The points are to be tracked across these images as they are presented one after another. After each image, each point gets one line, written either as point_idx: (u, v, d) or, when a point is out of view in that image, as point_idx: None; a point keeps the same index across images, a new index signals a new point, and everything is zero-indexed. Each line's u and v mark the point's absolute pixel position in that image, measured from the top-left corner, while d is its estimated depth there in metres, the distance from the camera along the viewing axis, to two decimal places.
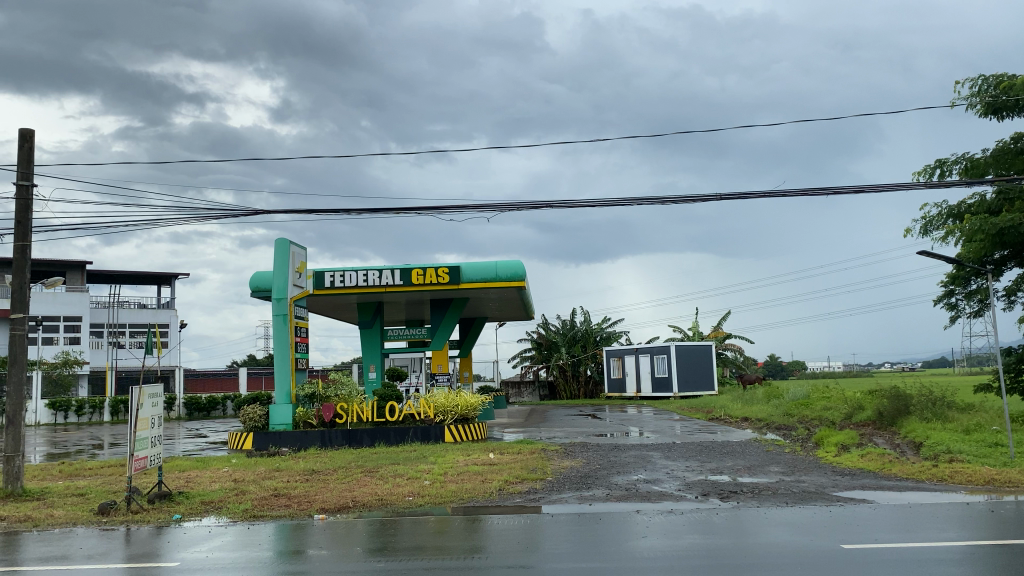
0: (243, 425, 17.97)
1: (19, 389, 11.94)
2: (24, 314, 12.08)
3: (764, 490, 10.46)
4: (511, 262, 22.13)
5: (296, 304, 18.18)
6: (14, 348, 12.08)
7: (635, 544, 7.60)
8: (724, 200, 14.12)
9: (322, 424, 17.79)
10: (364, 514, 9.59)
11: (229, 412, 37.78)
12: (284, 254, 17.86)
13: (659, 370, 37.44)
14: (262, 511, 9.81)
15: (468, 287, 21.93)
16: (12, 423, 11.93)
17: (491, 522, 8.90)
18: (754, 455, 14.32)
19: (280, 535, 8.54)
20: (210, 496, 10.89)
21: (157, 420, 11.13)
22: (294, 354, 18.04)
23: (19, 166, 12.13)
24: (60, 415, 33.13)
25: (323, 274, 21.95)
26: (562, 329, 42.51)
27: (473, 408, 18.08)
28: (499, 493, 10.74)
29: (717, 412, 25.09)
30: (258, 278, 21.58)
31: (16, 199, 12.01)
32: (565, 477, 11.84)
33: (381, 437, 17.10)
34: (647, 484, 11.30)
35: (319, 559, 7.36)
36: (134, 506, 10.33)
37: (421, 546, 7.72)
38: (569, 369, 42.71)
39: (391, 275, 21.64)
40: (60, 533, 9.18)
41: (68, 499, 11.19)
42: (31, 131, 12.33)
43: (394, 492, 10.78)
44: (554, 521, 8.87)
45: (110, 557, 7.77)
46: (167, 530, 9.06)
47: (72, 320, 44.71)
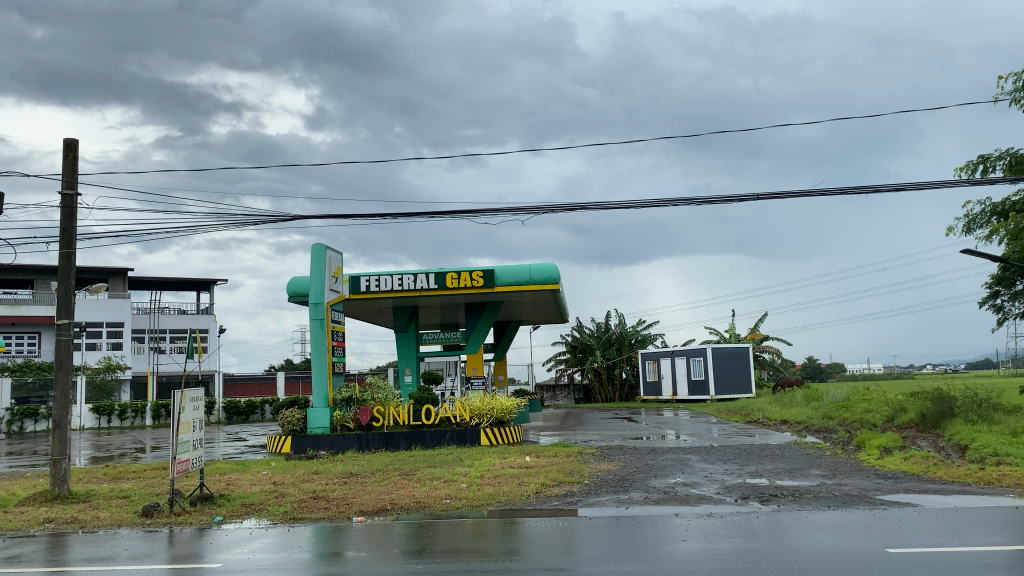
0: (281, 428, 18.15)
1: (65, 394, 12.23)
2: (69, 320, 12.32)
3: (805, 494, 10.31)
4: (544, 265, 22.13)
5: (333, 309, 18.37)
6: (61, 353, 12.32)
7: (674, 547, 7.54)
8: (761, 199, 14.04)
9: (359, 427, 17.99)
10: (402, 517, 9.64)
11: (267, 416, 38.24)
12: (321, 259, 18.04)
13: (695, 373, 37.15)
14: (301, 514, 9.90)
15: (502, 289, 21.96)
16: (58, 427, 12.16)
17: (528, 525, 8.89)
18: (794, 459, 14.08)
19: (319, 537, 8.63)
20: (250, 499, 11.05)
21: (199, 423, 11.30)
22: (331, 358, 18.21)
23: (65, 175, 12.42)
24: (104, 419, 33.86)
25: (359, 279, 22.07)
26: (597, 332, 42.47)
27: (508, 412, 18.08)
28: (535, 496, 10.71)
29: (754, 415, 24.79)
30: (295, 283, 21.85)
31: (61, 207, 12.28)
32: (603, 480, 11.87)
33: (418, 440, 17.22)
34: (685, 488, 11.17)
35: (356, 561, 7.42)
36: (177, 509, 10.47)
37: (459, 548, 7.76)
38: (604, 373, 42.40)
39: (425, 279, 21.77)
40: (104, 535, 9.35)
41: (113, 502, 11.39)
42: (76, 141, 12.62)
43: (431, 495, 10.80)
44: (591, 525, 8.79)
45: (154, 557, 7.94)
46: (209, 532, 9.23)
47: (114, 326, 45.58)
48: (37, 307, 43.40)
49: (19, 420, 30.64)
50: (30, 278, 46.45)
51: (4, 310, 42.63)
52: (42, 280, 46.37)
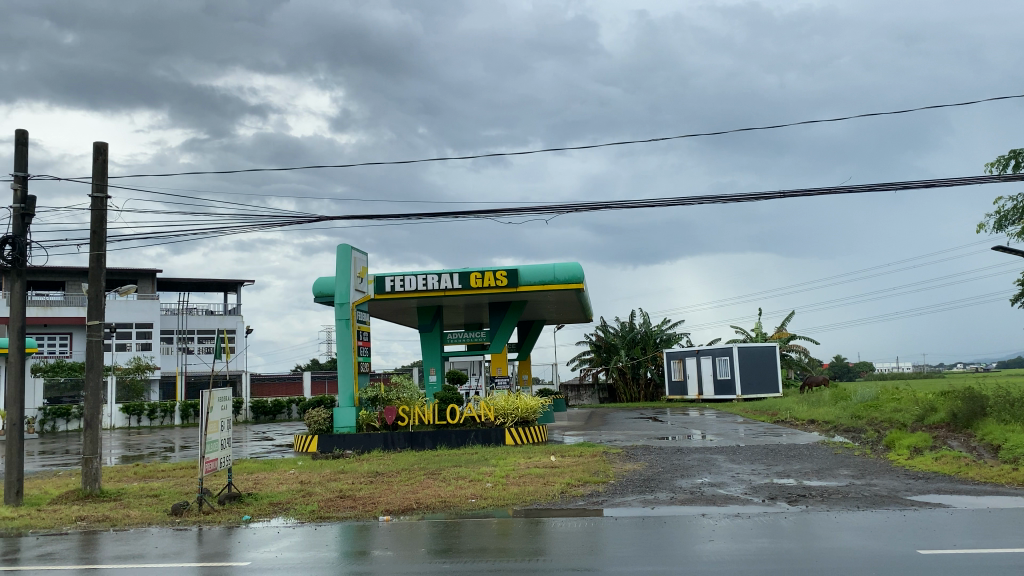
0: (308, 427, 18.28)
1: (96, 394, 12.40)
2: (100, 321, 12.49)
3: (834, 494, 10.21)
4: (568, 265, 22.07)
5: (358, 309, 18.48)
6: (92, 353, 12.50)
7: (701, 547, 7.50)
8: (787, 197, 13.93)
9: (385, 426, 18.08)
10: (427, 516, 9.66)
11: (293, 416, 38.53)
12: (346, 260, 18.16)
13: (721, 372, 36.90)
14: (328, 513, 9.97)
15: (526, 289, 21.95)
16: (90, 426, 12.34)
17: (554, 525, 8.88)
18: (823, 459, 13.93)
19: (346, 536, 8.68)
20: (278, 498, 11.13)
21: (227, 423, 11.41)
22: (357, 357, 18.33)
23: (95, 178, 12.60)
24: (134, 419, 34.27)
25: (384, 279, 22.16)
26: (621, 331, 42.31)
27: (533, 411, 18.04)
28: (560, 495, 10.70)
29: (781, 415, 24.56)
30: (321, 283, 22.01)
31: (91, 210, 12.46)
32: (629, 480, 11.81)
33: (443, 439, 17.27)
34: (712, 487, 11.11)
35: (383, 559, 7.45)
36: (205, 507, 10.59)
37: (484, 547, 7.76)
38: (628, 373, 42.24)
39: (449, 279, 21.84)
40: (135, 533, 9.49)
41: (142, 501, 11.51)
42: (106, 144, 12.80)
43: (457, 494, 10.83)
44: (616, 525, 8.77)
45: (184, 556, 8.02)
46: (237, 530, 9.31)
47: (143, 327, 46.17)
48: (68, 309, 44.05)
49: (52, 419, 31.10)
50: (62, 280, 47.17)
51: (36, 311, 43.32)
52: (73, 282, 47.09)
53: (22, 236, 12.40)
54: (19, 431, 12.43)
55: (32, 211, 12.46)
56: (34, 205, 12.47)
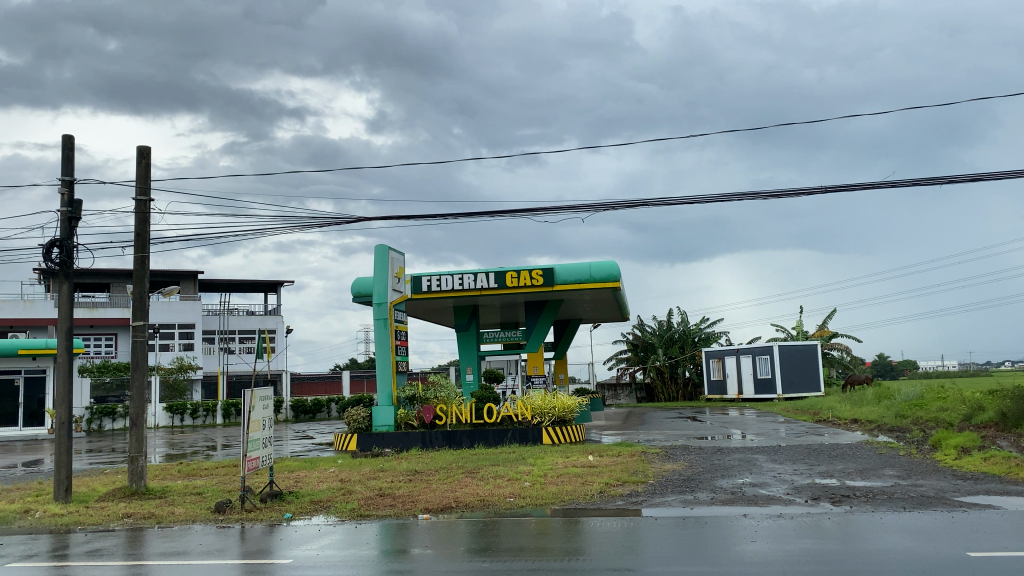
0: (347, 426, 18.44)
1: (141, 393, 12.63)
2: (144, 322, 12.73)
3: (879, 495, 10.02)
4: (604, 263, 21.93)
5: (396, 308, 18.60)
6: (137, 354, 12.74)
7: (743, 548, 7.40)
8: (829, 192, 13.69)
9: (423, 425, 18.17)
10: (466, 515, 9.67)
11: (333, 415, 38.92)
12: (383, 260, 18.28)
13: (761, 371, 36.48)
14: (368, 511, 10.05)
15: (563, 288, 21.90)
16: (135, 425, 12.57)
17: (592, 524, 8.84)
18: (867, 459, 13.68)
19: (385, 534, 8.73)
20: (318, 496, 11.24)
21: (268, 422, 11.56)
22: (394, 357, 18.43)
23: (138, 181, 12.83)
24: (177, 418, 34.86)
25: (420, 279, 22.26)
26: (659, 330, 41.99)
27: (571, 410, 17.98)
28: (600, 495, 10.66)
29: (824, 414, 24.21)
30: (358, 284, 22.18)
31: (135, 213, 12.70)
32: (669, 480, 11.71)
33: (480, 438, 17.30)
34: (753, 487, 10.99)
35: (422, 557, 7.48)
36: (248, 505, 10.74)
37: (523, 547, 7.74)
38: (666, 372, 41.96)
39: (485, 278, 21.87)
40: (179, 530, 9.65)
41: (187, 498, 11.72)
42: (149, 148, 13.03)
43: (496, 493, 10.84)
44: (656, 525, 8.69)
45: (228, 553, 8.13)
46: (279, 528, 9.42)
47: (186, 327, 47.00)
48: (113, 310, 45.00)
49: (98, 418, 31.79)
50: (107, 282, 48.21)
51: (83, 313, 44.33)
52: (118, 283, 48.12)
53: (69, 239, 12.68)
54: (68, 430, 12.72)
55: (79, 214, 12.73)
56: (80, 208, 12.74)
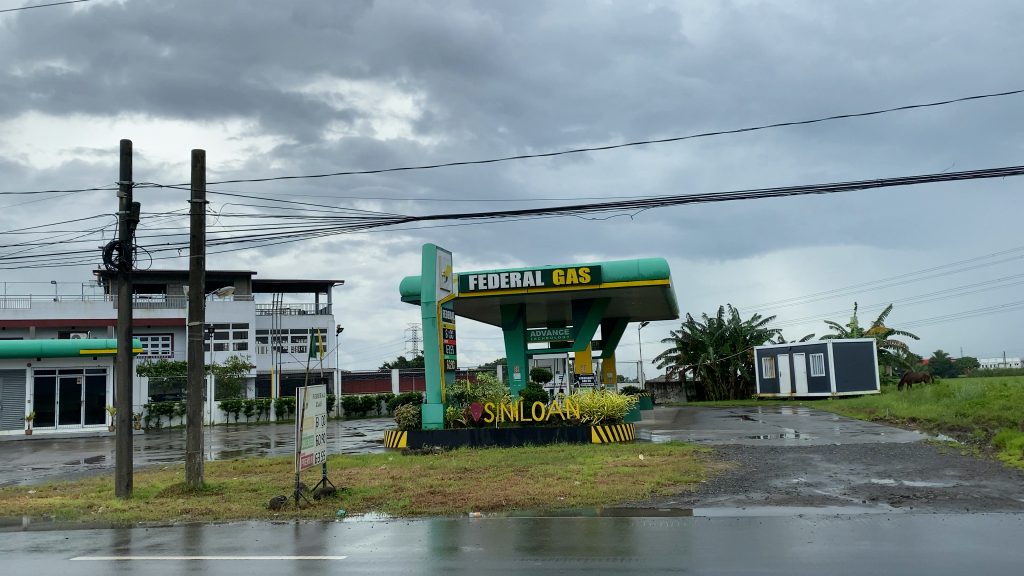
0: (397, 423, 18.61)
1: (198, 392, 12.91)
2: (200, 322, 13.01)
3: (939, 495, 9.76)
4: (653, 260, 21.69)
5: (444, 307, 18.70)
6: (194, 353, 13.04)
7: (798, 549, 7.28)
8: (883, 185, 13.38)
9: (471, 423, 18.24)
10: (515, 513, 9.68)
11: (383, 413, 39.31)
12: (431, 259, 18.40)
13: (815, 369, 35.86)
14: (419, 508, 10.11)
15: (610, 286, 21.73)
16: (192, 423, 12.86)
17: (643, 524, 8.76)
18: (927, 459, 13.31)
19: (436, 532, 8.77)
20: (370, 493, 11.36)
21: (321, 419, 11.72)
22: (443, 355, 18.55)
23: (194, 184, 13.11)
24: (232, 416, 35.57)
25: (467, 277, 22.35)
26: (709, 328, 41.40)
27: (619, 409, 17.89)
28: (651, 494, 10.58)
29: (880, 413, 23.69)
30: (406, 283, 22.36)
31: (191, 215, 12.98)
32: (721, 480, 11.53)
33: (529, 437, 17.33)
34: (809, 487, 10.80)
35: (473, 555, 7.51)
36: (302, 501, 10.89)
37: (574, 545, 7.71)
38: (717, 370, 41.50)
39: (532, 276, 21.87)
40: (235, 525, 9.84)
41: (243, 495, 11.94)
42: (203, 151, 13.31)
43: (546, 492, 10.82)
44: (708, 525, 8.58)
45: (283, 548, 8.26)
46: (332, 525, 9.53)
47: (239, 327, 47.94)
48: (170, 310, 46.13)
49: (156, 416, 32.59)
50: (164, 283, 49.42)
51: (141, 313, 45.51)
52: (174, 284, 49.31)
53: (128, 241, 13.02)
54: (128, 427, 13.06)
55: (137, 217, 13.06)
56: (138, 211, 13.07)
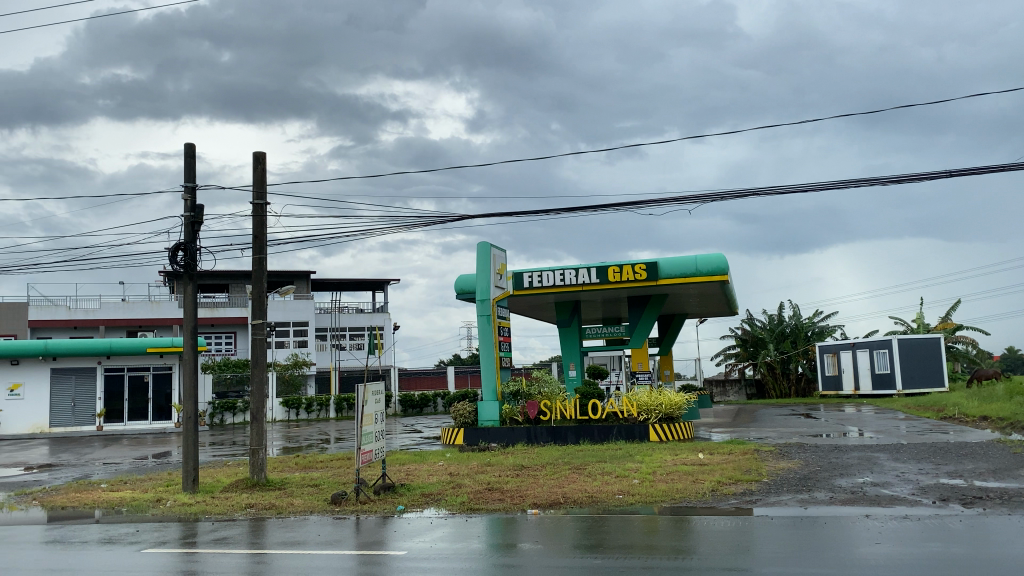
0: (454, 420, 18.74)
1: (261, 389, 13.19)
2: (263, 320, 13.30)
3: (1014, 497, 9.40)
4: (710, 256, 21.39)
5: (499, 305, 18.76)
6: (257, 351, 13.33)
7: (864, 550, 7.08)
8: (952, 176, 12.95)
9: (527, 420, 18.26)
10: (573, 511, 9.64)
11: (440, 409, 39.62)
12: (485, 257, 18.46)
13: (879, 366, 34.99)
14: (477, 504, 10.16)
15: (667, 282, 21.50)
16: (256, 419, 13.16)
17: (702, 523, 8.64)
18: (1002, 459, 12.82)
19: (494, 529, 8.78)
20: (429, 489, 11.46)
21: (380, 416, 11.87)
22: (498, 352, 18.61)
23: (255, 185, 13.39)
24: (293, 412, 36.28)
25: (522, 275, 22.36)
26: (769, 324, 40.74)
27: (678, 407, 17.67)
28: (711, 493, 10.44)
29: (948, 411, 22.95)
30: (461, 281, 22.49)
31: (252, 216, 13.25)
32: (783, 479, 11.30)
33: (585, 434, 17.23)
34: (875, 487, 10.53)
35: (531, 552, 7.51)
36: (362, 497, 11.05)
37: (632, 544, 7.65)
38: (777, 368, 40.73)
39: (587, 274, 21.79)
40: (298, 520, 10.03)
41: (305, 490, 12.16)
42: (264, 153, 13.58)
43: (604, 490, 10.77)
44: (769, 524, 8.42)
45: (345, 543, 8.39)
46: (392, 520, 9.64)
47: (299, 325, 48.86)
48: (233, 309, 47.25)
49: (220, 412, 33.41)
50: (227, 282, 50.62)
51: (205, 312, 46.72)
52: (237, 284, 50.47)
53: (193, 242, 13.36)
54: (194, 424, 13.41)
55: (201, 219, 13.40)
56: (202, 213, 13.40)
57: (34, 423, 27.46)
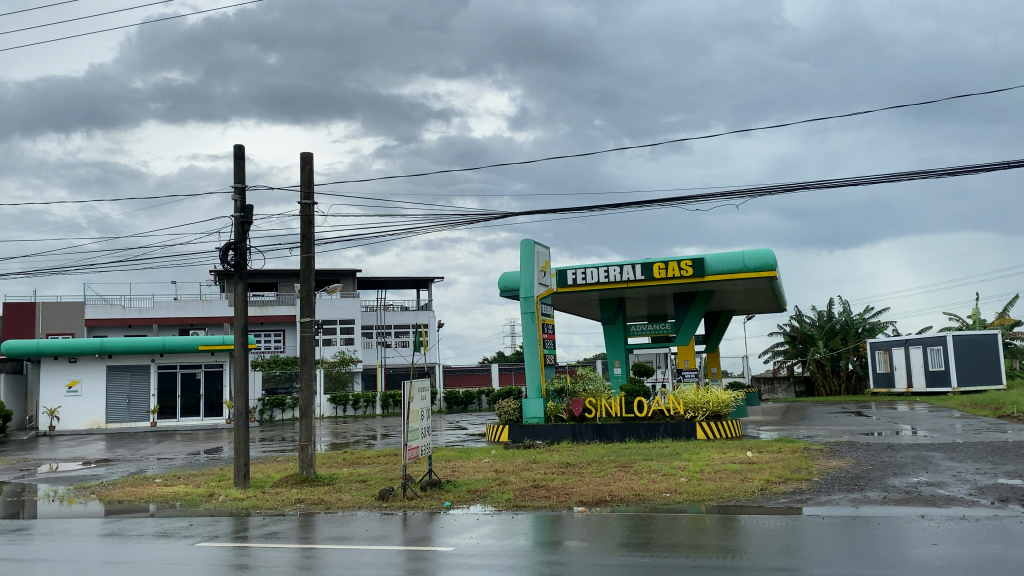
0: (499, 417, 18.87)
1: (310, 386, 13.38)
2: (311, 318, 13.49)
3: None
4: (758, 252, 21.13)
5: (543, 302, 18.77)
6: (305, 348, 13.53)
7: (918, 551, 6.93)
8: (1011, 167, 12.57)
9: (573, 418, 18.25)
10: (619, 509, 9.60)
11: (484, 406, 39.74)
12: (529, 254, 18.47)
13: (933, 363, 34.21)
14: (523, 501, 10.18)
15: (714, 279, 21.28)
16: (305, 415, 13.36)
17: (751, 522, 8.53)
18: None
19: (540, 526, 8.78)
20: (475, 486, 11.51)
21: (426, 412, 11.96)
22: (542, 350, 18.62)
23: (303, 186, 13.58)
24: (340, 408, 36.71)
25: (566, 272, 22.35)
26: (818, 321, 40.02)
27: (725, 405, 17.49)
28: (761, 492, 10.30)
29: (1006, 410, 22.31)
30: (505, 278, 22.54)
31: (301, 216, 13.45)
32: (834, 479, 11.10)
33: (631, 433, 17.15)
34: (930, 486, 10.31)
35: (577, 549, 7.51)
36: (409, 493, 11.14)
37: (678, 543, 7.59)
38: (828, 365, 40.04)
39: (632, 270, 21.68)
40: (346, 515, 10.16)
41: (353, 486, 12.31)
42: (311, 154, 13.76)
43: (651, 488, 10.71)
44: (820, 524, 8.29)
45: (392, 539, 8.47)
46: (439, 516, 9.71)
47: (346, 323, 49.45)
48: (281, 308, 48.01)
49: (269, 409, 34.00)
50: (275, 281, 51.44)
51: (254, 310, 47.56)
52: (285, 282, 51.27)
53: (242, 241, 13.60)
54: (245, 420, 13.65)
55: (251, 219, 13.63)
56: (251, 213, 13.64)
57: (92, 419, 28.31)
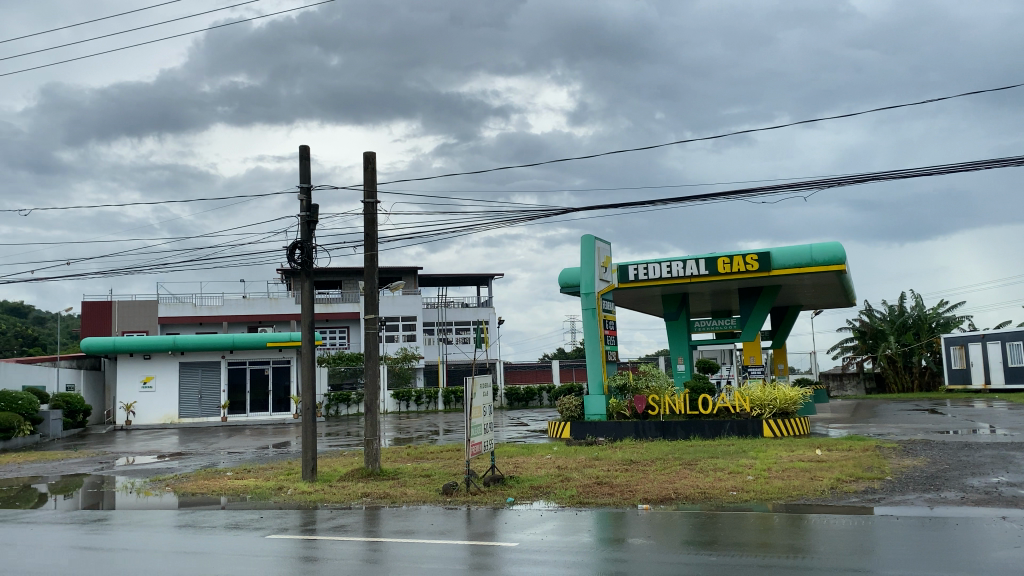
0: (561, 414, 18.81)
1: (374, 381, 13.59)
2: (375, 315, 13.70)
3: None
4: (827, 245, 20.59)
5: (604, 298, 18.66)
6: (369, 344, 13.75)
7: (997, 554, 6.68)
8: None
9: (635, 415, 17.97)
10: (684, 507, 9.50)
11: (545, 402, 39.76)
12: (590, 250, 18.39)
13: (1012, 359, 32.94)
14: (586, 498, 10.16)
15: (780, 273, 20.85)
16: (370, 411, 13.58)
17: (820, 522, 8.33)
18: None
19: (603, 523, 8.74)
20: (538, 482, 11.52)
21: (489, 408, 12.02)
22: (604, 346, 18.52)
23: (366, 185, 13.77)
24: (404, 404, 37.19)
25: (627, 268, 22.17)
26: (890, 316, 38.81)
27: (793, 402, 17.13)
28: (831, 492, 10.05)
29: None
30: (566, 274, 22.49)
31: (364, 215, 13.65)
32: (908, 478, 10.76)
33: (695, 429, 16.95)
34: (1011, 487, 9.93)
35: (641, 547, 7.47)
36: (473, 488, 11.22)
37: (744, 541, 7.48)
38: (899, 361, 38.85)
39: (695, 265, 21.39)
40: (410, 510, 10.29)
41: (417, 480, 12.45)
42: (373, 153, 13.94)
43: (717, 486, 10.55)
44: (894, 524, 8.05)
45: (456, 533, 8.55)
46: (502, 512, 9.75)
47: (408, 320, 50.04)
48: (345, 305, 48.85)
49: (335, 404, 34.65)
50: (339, 279, 52.34)
51: (320, 307, 48.50)
52: (348, 280, 52.13)
53: (308, 240, 13.87)
54: (312, 415, 13.91)
55: (316, 218, 13.89)
56: (317, 213, 13.90)
57: (166, 414, 29.27)
